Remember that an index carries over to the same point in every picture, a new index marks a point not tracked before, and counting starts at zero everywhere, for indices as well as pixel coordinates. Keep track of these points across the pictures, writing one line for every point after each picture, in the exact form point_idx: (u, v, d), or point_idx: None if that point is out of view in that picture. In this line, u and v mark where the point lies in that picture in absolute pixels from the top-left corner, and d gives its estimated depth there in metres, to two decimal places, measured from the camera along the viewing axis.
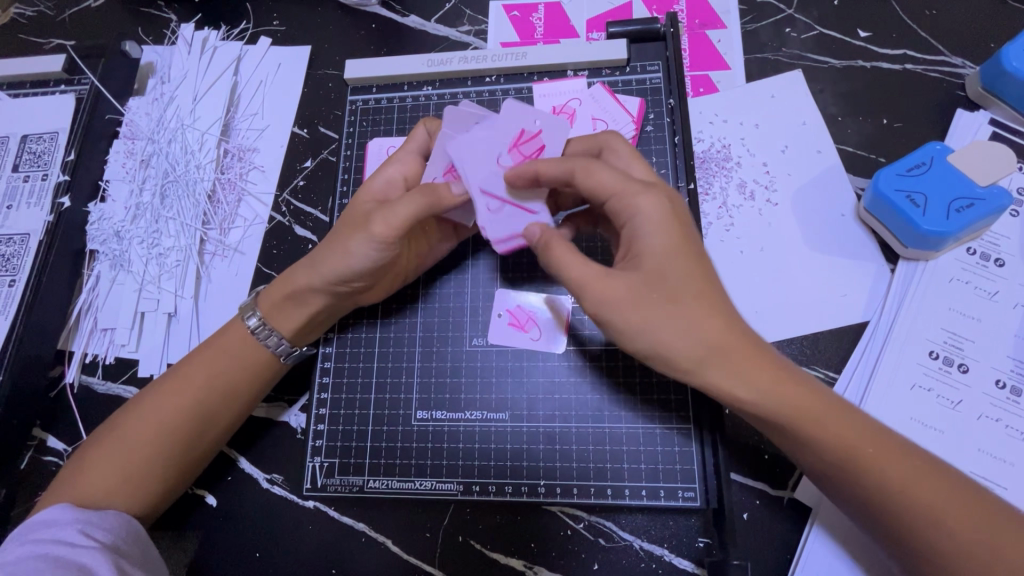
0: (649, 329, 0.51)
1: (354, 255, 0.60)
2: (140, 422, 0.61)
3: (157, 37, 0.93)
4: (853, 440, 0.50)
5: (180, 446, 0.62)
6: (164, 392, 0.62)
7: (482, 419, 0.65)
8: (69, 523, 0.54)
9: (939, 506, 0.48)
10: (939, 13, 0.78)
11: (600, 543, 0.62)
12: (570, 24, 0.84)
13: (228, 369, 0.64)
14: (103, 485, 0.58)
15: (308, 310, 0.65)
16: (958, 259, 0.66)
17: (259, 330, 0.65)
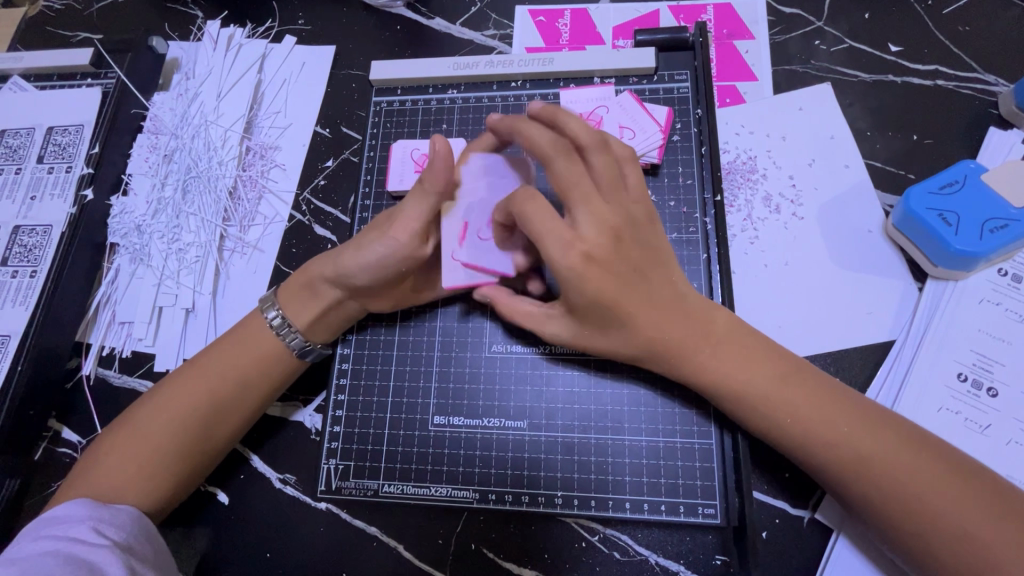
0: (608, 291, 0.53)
1: (366, 250, 0.60)
2: (155, 417, 0.61)
3: (183, 33, 0.93)
4: (825, 441, 0.53)
5: (196, 439, 0.61)
6: (178, 385, 0.62)
7: (500, 427, 0.64)
8: (81, 521, 0.53)
9: (918, 472, 0.51)
10: (973, 29, 0.77)
11: (615, 556, 0.61)
12: (596, 31, 0.84)
13: (243, 365, 0.64)
14: (123, 479, 0.59)
15: (320, 306, 0.65)
16: (989, 279, 0.65)
17: (280, 329, 0.65)
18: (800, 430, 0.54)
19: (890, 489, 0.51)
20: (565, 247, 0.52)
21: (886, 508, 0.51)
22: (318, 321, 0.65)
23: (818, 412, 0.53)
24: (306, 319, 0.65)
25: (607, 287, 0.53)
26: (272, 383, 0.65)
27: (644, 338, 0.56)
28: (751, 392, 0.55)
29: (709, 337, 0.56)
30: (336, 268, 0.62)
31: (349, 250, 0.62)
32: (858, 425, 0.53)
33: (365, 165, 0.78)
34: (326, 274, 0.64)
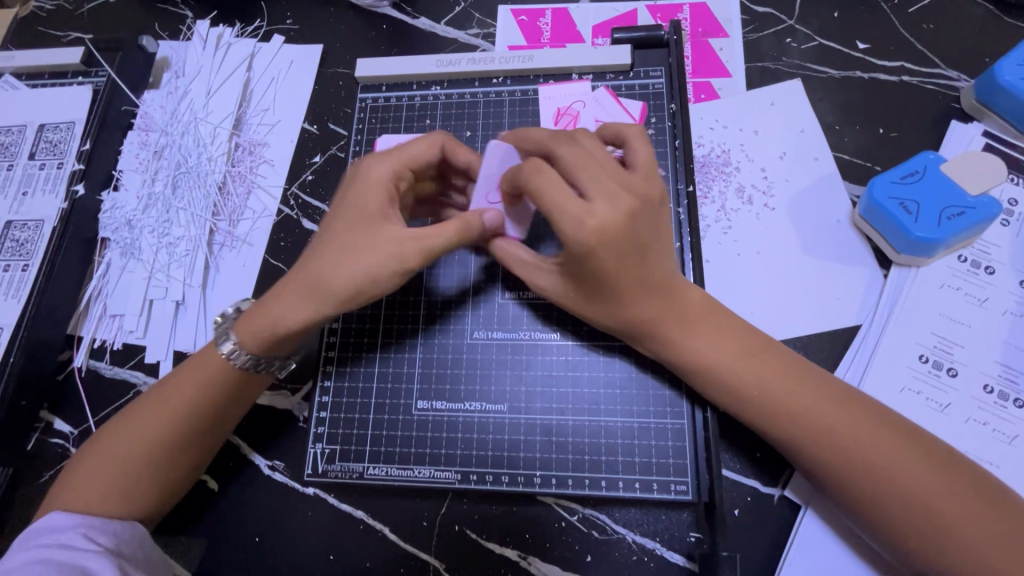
0: (611, 265, 0.55)
1: (371, 272, 0.57)
2: (128, 439, 0.60)
3: (172, 33, 0.95)
4: (788, 414, 0.56)
5: (175, 456, 0.61)
6: (149, 407, 0.61)
7: (481, 410, 0.66)
8: (73, 528, 0.56)
9: (874, 445, 0.53)
10: (936, 27, 0.80)
11: (594, 535, 0.64)
12: (576, 30, 0.86)
13: (213, 383, 0.62)
14: (105, 497, 0.58)
15: (292, 327, 0.60)
16: (949, 265, 0.68)
17: (232, 355, 0.62)
18: (769, 407, 0.56)
19: (853, 463, 0.53)
20: (581, 218, 0.52)
21: (851, 480, 0.53)
22: (268, 335, 0.61)
23: (786, 390, 0.56)
24: (253, 336, 0.61)
25: (608, 263, 0.54)
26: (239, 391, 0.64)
27: (625, 315, 0.59)
28: (721, 368, 0.58)
29: (684, 319, 0.59)
30: (330, 282, 0.58)
31: (345, 265, 0.58)
32: (820, 400, 0.55)
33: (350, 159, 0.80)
34: (287, 295, 0.60)
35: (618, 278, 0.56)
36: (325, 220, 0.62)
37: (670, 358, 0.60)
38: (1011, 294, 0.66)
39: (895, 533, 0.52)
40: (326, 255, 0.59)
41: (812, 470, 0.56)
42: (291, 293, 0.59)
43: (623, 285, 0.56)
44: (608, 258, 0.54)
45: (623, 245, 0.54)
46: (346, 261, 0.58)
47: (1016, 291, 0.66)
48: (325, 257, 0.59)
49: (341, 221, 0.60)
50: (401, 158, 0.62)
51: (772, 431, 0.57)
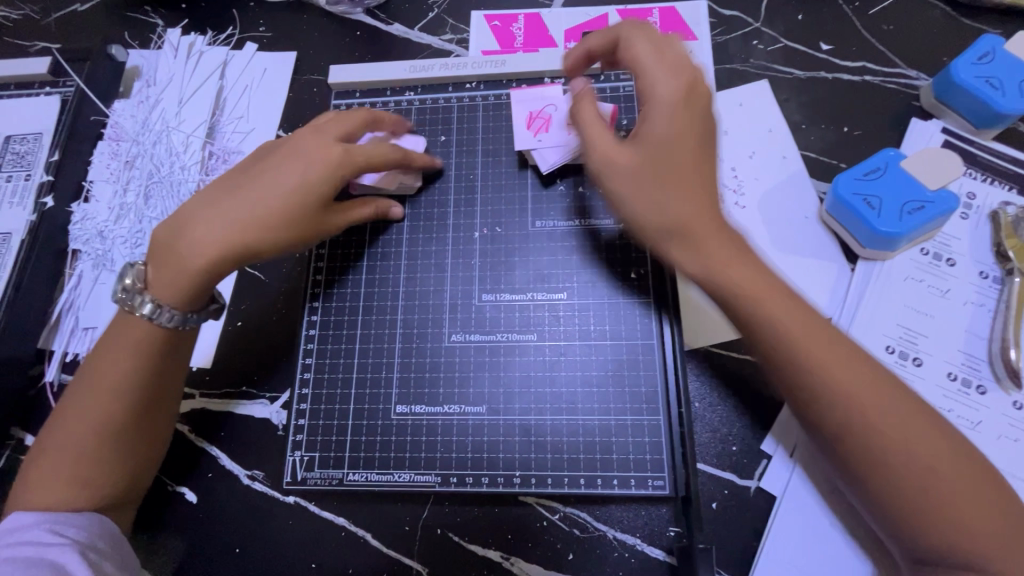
0: (675, 141, 0.54)
1: (266, 185, 0.63)
2: (72, 425, 0.60)
3: (143, 42, 0.94)
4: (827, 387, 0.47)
5: (119, 441, 0.60)
6: (85, 391, 0.60)
7: (460, 413, 0.66)
8: (37, 524, 0.56)
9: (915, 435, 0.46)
10: (896, 28, 0.82)
11: (575, 533, 0.64)
12: (549, 34, 0.87)
13: (140, 364, 0.61)
14: (64, 494, 0.58)
15: (212, 230, 0.61)
16: (913, 258, 0.70)
17: (155, 314, 0.62)
18: (779, 361, 0.48)
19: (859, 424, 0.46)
20: (664, 83, 0.55)
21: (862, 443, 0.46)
22: (178, 279, 0.61)
23: (812, 337, 0.48)
24: (164, 282, 0.62)
25: (679, 136, 0.54)
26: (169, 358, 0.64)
27: (676, 211, 0.52)
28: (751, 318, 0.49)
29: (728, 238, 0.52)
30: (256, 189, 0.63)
31: (265, 180, 0.63)
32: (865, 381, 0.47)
33: None
34: (209, 230, 0.62)
35: (689, 162, 0.53)
36: (253, 167, 0.65)
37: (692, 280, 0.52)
38: (971, 285, 0.68)
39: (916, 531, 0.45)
40: (239, 201, 0.62)
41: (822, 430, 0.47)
42: (203, 229, 0.62)
43: (679, 173, 0.53)
44: (681, 132, 0.54)
45: (690, 123, 0.55)
46: (263, 176, 0.63)
47: (976, 281, 0.69)
48: (246, 204, 0.62)
49: (267, 177, 0.63)
50: (348, 157, 0.64)
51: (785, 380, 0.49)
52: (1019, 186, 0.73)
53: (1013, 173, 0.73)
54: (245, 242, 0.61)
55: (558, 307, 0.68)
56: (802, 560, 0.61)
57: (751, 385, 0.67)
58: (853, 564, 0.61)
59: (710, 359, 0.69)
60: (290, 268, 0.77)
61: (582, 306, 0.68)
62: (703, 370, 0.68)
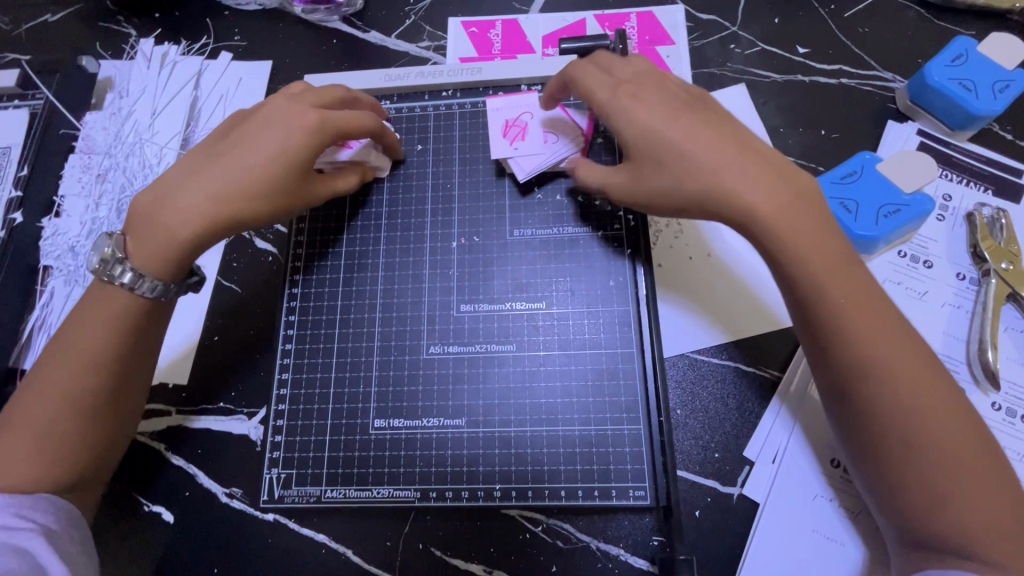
0: (650, 108, 0.61)
1: (256, 143, 0.62)
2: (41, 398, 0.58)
3: (115, 51, 0.92)
4: (904, 373, 0.52)
5: (92, 416, 0.59)
6: (60, 362, 0.59)
7: (439, 426, 0.65)
8: (1, 508, 0.53)
9: (926, 410, 0.51)
10: (871, 30, 0.82)
11: (558, 545, 0.63)
12: (527, 40, 0.87)
13: (117, 338, 0.60)
14: (27, 472, 0.56)
15: (196, 193, 0.61)
16: (890, 261, 0.70)
17: (135, 284, 0.60)
18: (875, 349, 0.52)
19: (938, 407, 0.51)
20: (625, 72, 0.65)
21: (896, 422, 0.51)
22: (161, 248, 0.60)
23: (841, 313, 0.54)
24: (146, 251, 0.61)
25: (654, 105, 0.61)
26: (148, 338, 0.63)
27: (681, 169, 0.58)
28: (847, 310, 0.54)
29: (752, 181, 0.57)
30: (243, 150, 0.62)
31: (256, 140, 0.62)
32: (920, 368, 0.52)
33: None
34: (192, 193, 0.61)
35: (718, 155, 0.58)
36: (234, 133, 0.64)
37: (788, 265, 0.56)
38: (948, 286, 0.69)
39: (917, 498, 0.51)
40: (220, 168, 0.62)
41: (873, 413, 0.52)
42: (188, 197, 0.61)
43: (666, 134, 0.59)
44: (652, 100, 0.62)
45: (663, 94, 0.62)
46: (253, 137, 0.63)
47: (953, 283, 0.69)
48: (232, 163, 0.62)
49: (248, 143, 0.62)
50: (324, 119, 0.63)
51: (842, 365, 0.54)
52: (994, 186, 0.73)
53: (988, 174, 0.73)
54: (227, 212, 0.61)
55: (536, 315, 0.67)
56: (785, 566, 0.61)
57: (732, 391, 0.67)
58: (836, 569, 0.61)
59: (691, 366, 0.68)
60: (267, 281, 0.76)
61: (561, 315, 0.67)
62: (683, 377, 0.68)
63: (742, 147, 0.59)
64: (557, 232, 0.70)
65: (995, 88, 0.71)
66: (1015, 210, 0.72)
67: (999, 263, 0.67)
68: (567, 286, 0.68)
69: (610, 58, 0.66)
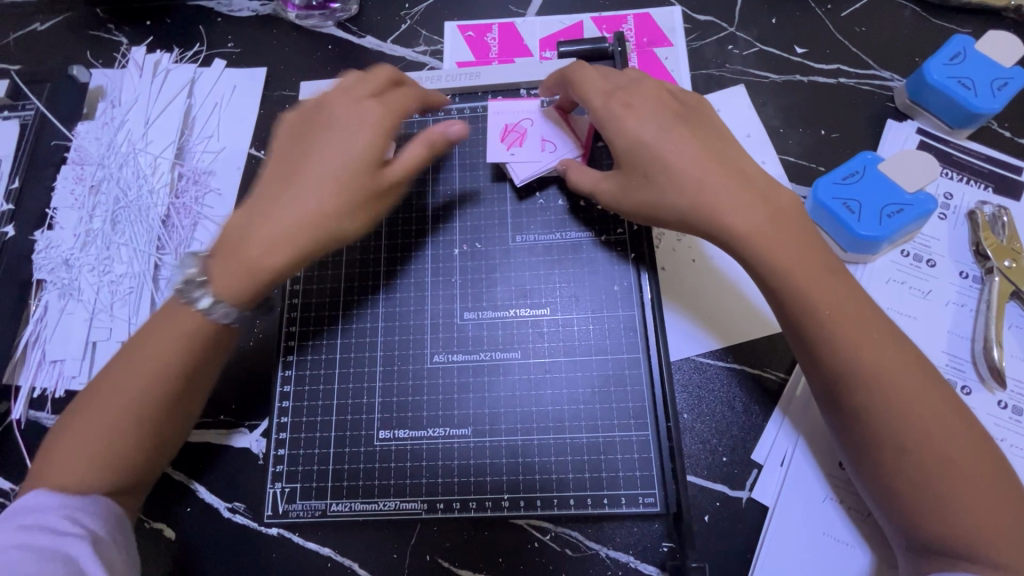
0: (639, 120, 0.61)
1: (325, 162, 0.60)
2: (100, 407, 0.57)
3: (107, 60, 0.91)
4: (902, 380, 0.52)
5: (149, 433, 0.57)
6: (131, 367, 0.58)
7: (445, 437, 0.64)
8: (54, 510, 0.53)
9: (926, 417, 0.51)
10: (868, 29, 0.83)
11: (568, 553, 0.63)
12: (523, 43, 0.86)
13: (184, 354, 0.58)
14: (84, 474, 0.55)
15: (297, 211, 0.58)
16: (893, 260, 0.70)
17: (210, 309, 0.58)
18: (868, 358, 0.52)
19: (929, 411, 0.51)
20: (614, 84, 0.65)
21: (886, 427, 0.51)
22: (244, 275, 0.57)
23: (838, 321, 0.53)
24: (228, 279, 0.57)
25: (644, 116, 0.61)
26: (218, 351, 0.61)
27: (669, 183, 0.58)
28: (842, 317, 0.54)
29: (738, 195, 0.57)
30: (320, 167, 0.60)
31: (327, 158, 0.60)
32: (918, 375, 0.53)
33: None
34: (272, 218, 0.58)
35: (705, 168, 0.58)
36: (297, 154, 0.62)
37: (777, 274, 0.55)
38: (951, 285, 0.69)
39: (922, 506, 0.50)
40: (300, 191, 0.59)
41: (863, 418, 0.52)
42: (271, 221, 0.58)
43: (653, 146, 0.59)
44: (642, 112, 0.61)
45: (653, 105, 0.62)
46: (324, 153, 0.61)
47: (956, 281, 0.69)
48: (310, 183, 0.59)
49: (313, 163, 0.60)
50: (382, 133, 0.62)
51: (829, 372, 0.54)
52: (995, 184, 0.73)
53: (989, 171, 0.74)
54: (329, 228, 0.59)
55: (540, 322, 0.67)
56: (797, 570, 0.61)
57: (739, 395, 0.67)
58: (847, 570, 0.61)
59: (697, 369, 0.68)
60: None
61: (566, 321, 0.66)
62: (689, 381, 0.68)
63: (726, 159, 0.59)
64: (560, 237, 0.70)
65: (994, 85, 0.71)
66: (1016, 207, 0.72)
67: (1002, 261, 0.67)
68: (568, 292, 0.67)
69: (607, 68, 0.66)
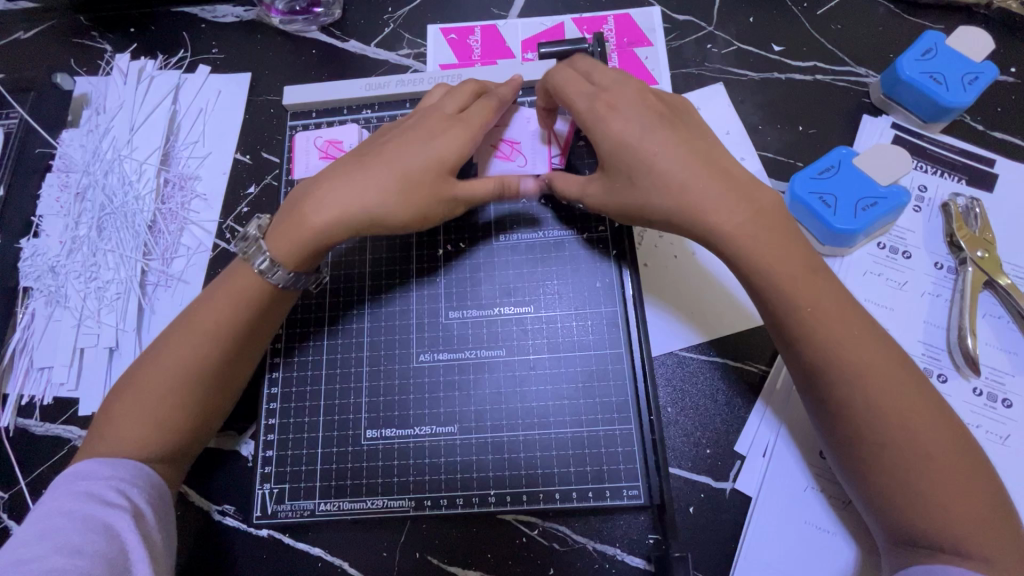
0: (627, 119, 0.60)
1: (393, 139, 0.63)
2: (158, 374, 0.59)
3: (91, 68, 0.91)
4: (876, 369, 0.53)
5: (208, 401, 0.61)
6: (185, 331, 0.61)
7: (432, 434, 0.65)
8: (100, 480, 0.54)
9: (898, 406, 0.52)
10: (844, 27, 0.84)
11: (555, 548, 0.63)
12: (505, 45, 0.87)
13: (241, 320, 0.61)
14: (135, 436, 0.58)
15: (344, 187, 0.61)
16: (870, 253, 0.71)
17: (270, 271, 0.61)
18: (843, 351, 0.54)
19: (909, 408, 0.52)
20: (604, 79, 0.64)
21: (869, 425, 0.52)
22: (307, 243, 0.61)
23: (816, 314, 0.55)
24: (288, 247, 0.61)
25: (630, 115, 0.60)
26: (267, 321, 0.63)
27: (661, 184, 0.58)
28: (821, 311, 0.55)
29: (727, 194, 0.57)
30: (382, 145, 0.64)
31: (390, 137, 0.64)
32: (892, 365, 0.54)
33: (284, 188, 0.78)
34: (331, 191, 0.61)
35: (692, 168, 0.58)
36: (382, 133, 0.66)
37: (759, 270, 0.56)
38: (927, 276, 0.70)
39: (894, 492, 0.52)
40: (368, 168, 0.61)
41: (847, 417, 0.53)
42: (331, 192, 0.61)
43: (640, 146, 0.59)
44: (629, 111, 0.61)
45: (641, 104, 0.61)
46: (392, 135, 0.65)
47: (931, 273, 0.70)
48: (368, 160, 0.62)
49: (396, 142, 0.63)
50: (467, 113, 0.64)
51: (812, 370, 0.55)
52: (968, 176, 0.75)
53: (962, 164, 0.75)
54: (377, 206, 0.60)
55: (524, 319, 0.68)
56: (779, 558, 0.62)
57: (721, 387, 0.68)
58: (828, 557, 0.62)
59: (679, 363, 0.69)
60: None
61: (550, 318, 0.67)
62: (673, 375, 0.69)
63: (713, 159, 0.59)
64: (543, 235, 0.71)
65: (965, 80, 0.72)
66: (988, 198, 0.74)
67: (975, 251, 0.68)
68: (550, 290, 0.68)
69: (591, 63, 0.65)
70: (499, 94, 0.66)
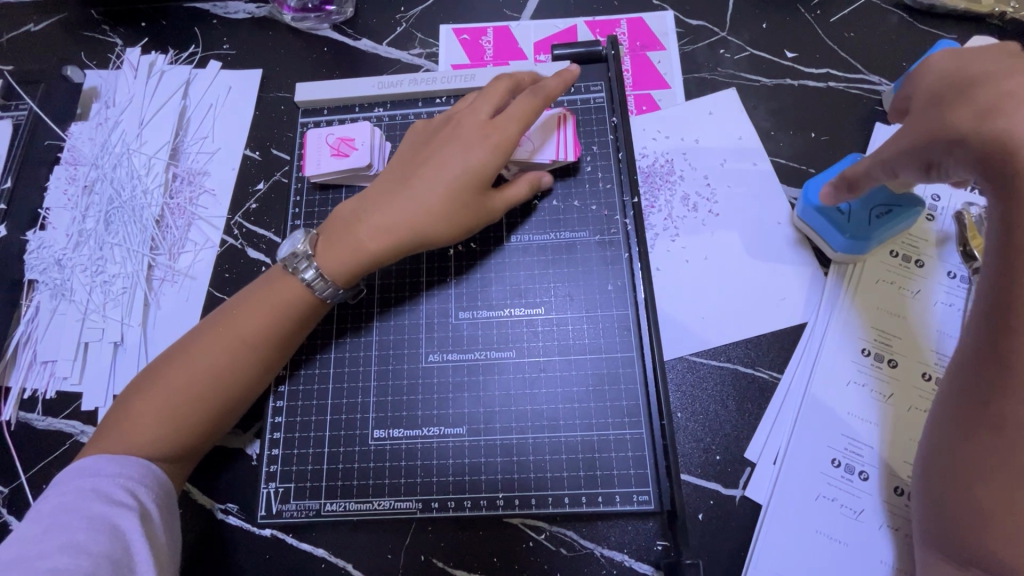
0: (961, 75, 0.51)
1: (432, 156, 0.64)
2: (182, 375, 0.59)
3: (100, 61, 0.91)
4: None
5: (226, 407, 0.60)
6: (215, 334, 0.60)
7: (440, 436, 0.64)
8: (111, 479, 0.54)
9: None
10: (857, 34, 0.84)
11: (562, 552, 0.63)
12: (518, 47, 0.87)
13: (270, 328, 0.61)
14: (149, 435, 0.57)
15: (390, 209, 0.62)
16: (883, 261, 0.71)
17: (315, 284, 0.62)
18: None
19: None
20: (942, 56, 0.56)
21: None
22: (355, 263, 0.62)
23: None
24: (335, 258, 0.62)
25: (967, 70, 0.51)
26: (296, 332, 0.62)
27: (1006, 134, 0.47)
28: None
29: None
30: (420, 161, 0.64)
31: (426, 152, 0.65)
32: None
33: (293, 185, 0.78)
34: (376, 213, 0.63)
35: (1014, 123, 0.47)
36: (421, 147, 0.66)
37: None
38: (940, 285, 0.70)
39: None
40: (415, 184, 0.63)
41: None
42: (379, 215, 0.63)
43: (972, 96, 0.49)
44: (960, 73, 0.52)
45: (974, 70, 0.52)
46: (427, 149, 0.65)
47: (945, 282, 0.70)
48: (411, 181, 0.63)
49: (437, 158, 0.64)
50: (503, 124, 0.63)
51: None
52: None
53: None
54: (422, 227, 0.62)
55: (537, 321, 0.67)
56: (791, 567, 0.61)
57: (731, 393, 0.67)
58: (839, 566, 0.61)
59: (690, 369, 0.69)
60: None
61: (561, 320, 0.67)
62: (683, 381, 0.68)
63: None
64: (554, 237, 0.70)
65: None
66: None
67: None
68: (562, 292, 0.68)
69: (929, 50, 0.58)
70: (540, 93, 0.64)
